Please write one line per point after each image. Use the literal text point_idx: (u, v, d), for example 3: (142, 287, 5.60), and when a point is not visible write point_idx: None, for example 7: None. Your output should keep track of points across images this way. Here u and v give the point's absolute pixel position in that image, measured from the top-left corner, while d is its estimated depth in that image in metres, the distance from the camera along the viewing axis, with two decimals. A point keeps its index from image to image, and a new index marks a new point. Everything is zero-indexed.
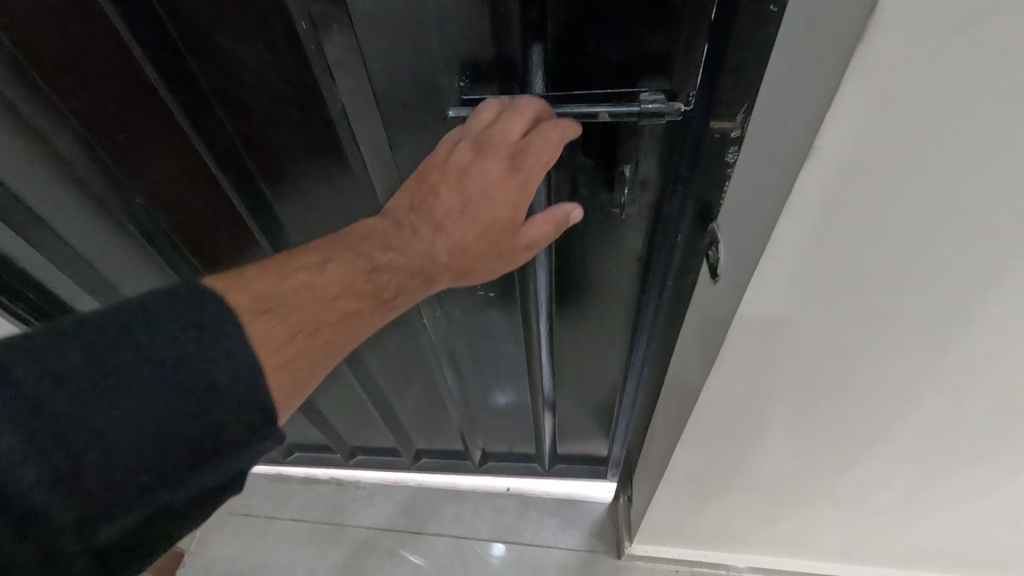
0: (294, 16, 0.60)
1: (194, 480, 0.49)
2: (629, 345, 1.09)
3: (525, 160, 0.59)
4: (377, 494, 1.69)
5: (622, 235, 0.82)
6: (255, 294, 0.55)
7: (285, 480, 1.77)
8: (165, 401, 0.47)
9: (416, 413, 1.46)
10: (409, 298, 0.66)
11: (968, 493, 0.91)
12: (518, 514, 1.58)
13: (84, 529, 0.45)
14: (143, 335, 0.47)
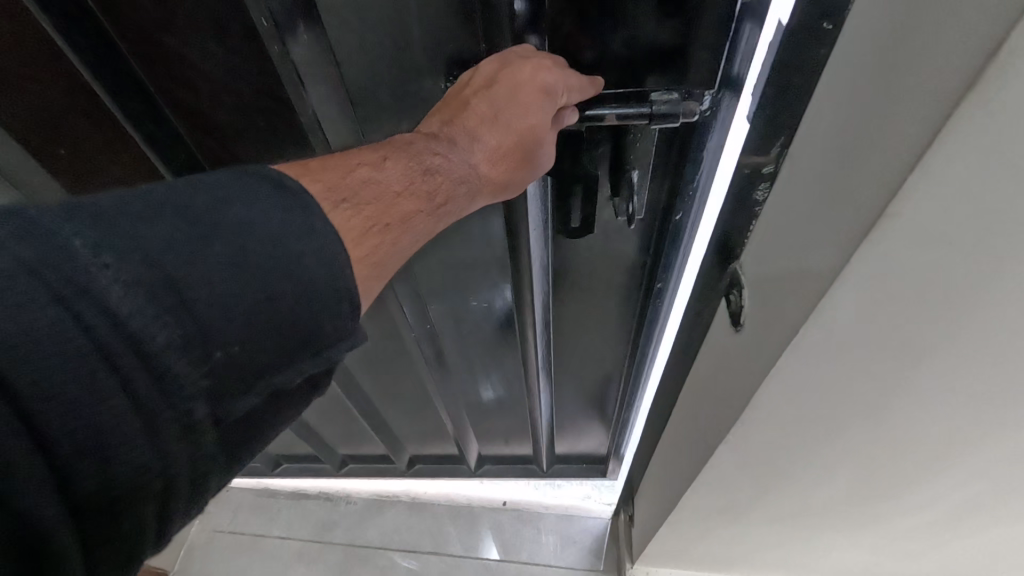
0: (250, 13, 0.51)
1: (309, 362, 0.40)
2: (632, 340, 1.00)
3: (563, 76, 0.50)
4: (369, 509, 1.62)
5: (629, 242, 0.77)
6: (322, 181, 0.43)
7: (274, 495, 1.69)
8: (282, 265, 0.37)
9: (406, 418, 1.37)
10: (460, 211, 0.54)
11: (1005, 531, 0.84)
12: (517, 530, 1.53)
13: (214, 405, 0.36)
14: (246, 194, 0.38)
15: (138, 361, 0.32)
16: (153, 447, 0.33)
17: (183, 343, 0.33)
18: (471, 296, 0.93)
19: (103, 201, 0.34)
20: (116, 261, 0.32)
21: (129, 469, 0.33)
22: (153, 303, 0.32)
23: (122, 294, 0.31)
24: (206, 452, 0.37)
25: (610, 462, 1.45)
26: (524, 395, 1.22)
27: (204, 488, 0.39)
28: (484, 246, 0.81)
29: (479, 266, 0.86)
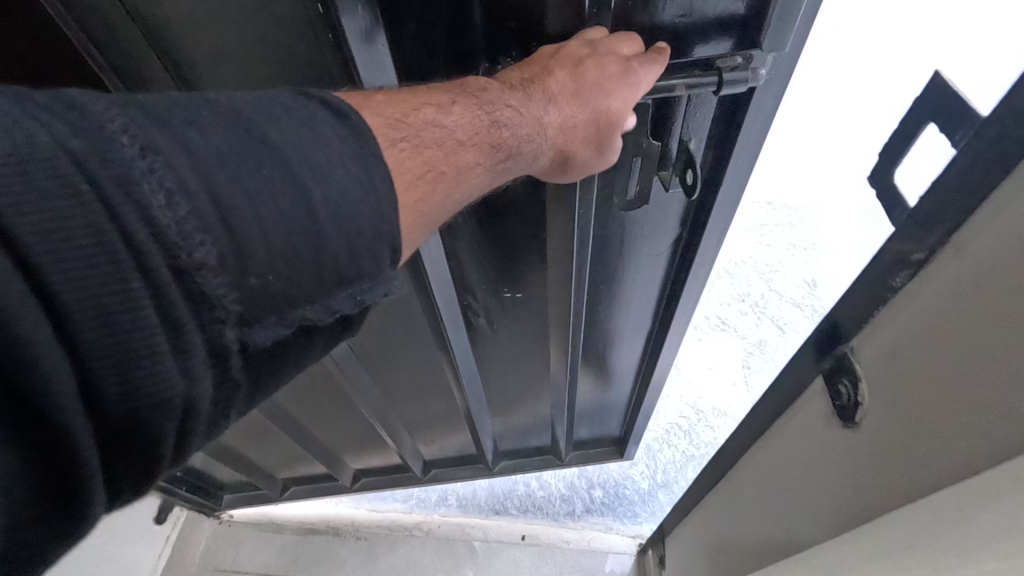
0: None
1: (339, 300, 0.41)
2: (663, 290, 1.00)
3: (645, 65, 0.53)
4: (380, 545, 1.54)
5: (661, 217, 0.82)
6: (385, 116, 0.43)
7: (278, 531, 1.58)
8: (331, 203, 0.37)
9: (422, 416, 1.28)
10: (512, 171, 0.55)
11: None
12: (536, 563, 1.48)
13: (242, 331, 0.36)
14: (306, 124, 0.38)
15: (172, 271, 0.31)
16: (182, 371, 0.33)
17: (219, 261, 0.33)
18: (503, 286, 0.94)
19: (156, 110, 0.34)
20: (165, 175, 0.31)
21: (155, 392, 0.32)
22: (198, 221, 0.32)
23: (163, 202, 0.31)
24: (227, 376, 0.37)
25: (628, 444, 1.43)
26: (549, 387, 1.23)
27: (216, 412, 0.39)
28: (523, 234, 0.82)
29: (516, 250, 0.86)
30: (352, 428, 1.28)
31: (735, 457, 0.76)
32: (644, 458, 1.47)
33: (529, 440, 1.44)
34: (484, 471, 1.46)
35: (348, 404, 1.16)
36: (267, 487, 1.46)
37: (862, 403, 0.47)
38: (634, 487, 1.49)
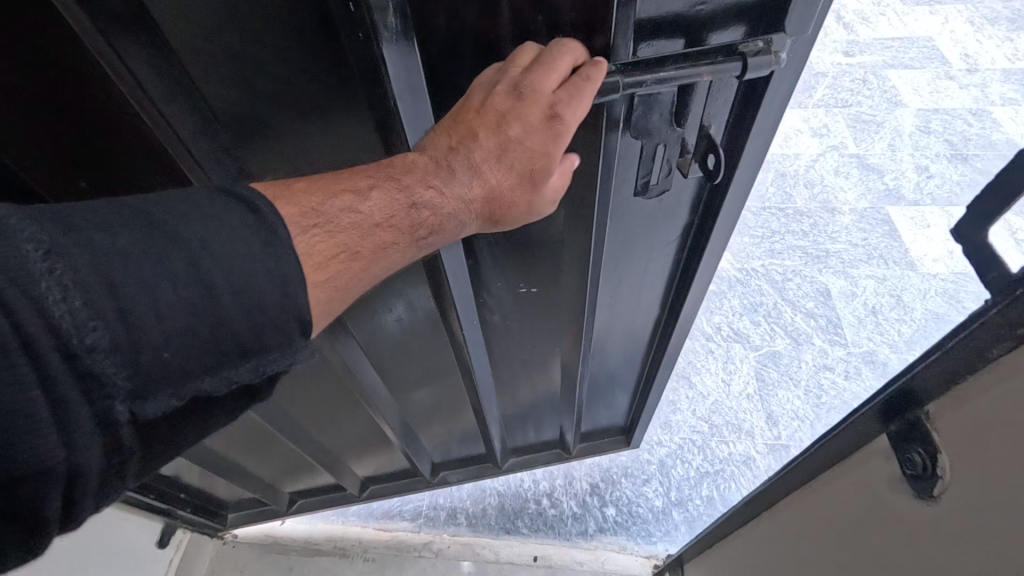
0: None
1: (241, 373, 0.44)
2: (676, 270, 0.95)
3: (569, 109, 0.52)
4: (388, 568, 1.39)
5: (673, 207, 0.80)
6: (298, 207, 0.48)
7: (284, 552, 1.46)
8: (238, 296, 0.41)
9: (426, 413, 1.20)
10: (437, 243, 0.59)
11: None
12: None
13: (136, 405, 0.38)
14: (208, 220, 0.41)
15: (65, 355, 0.34)
16: (64, 445, 0.35)
17: (113, 343, 0.36)
18: (519, 283, 0.92)
19: (67, 214, 0.37)
20: (65, 267, 0.34)
21: (37, 464, 0.34)
22: (90, 307, 0.35)
23: (57, 295, 0.33)
24: (124, 448, 0.39)
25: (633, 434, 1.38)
26: (557, 382, 1.20)
27: (116, 486, 0.42)
28: (541, 228, 0.81)
29: (541, 246, 0.85)
30: (351, 430, 1.18)
31: (789, 496, 0.66)
32: (658, 476, 1.44)
33: (537, 435, 1.37)
34: (493, 470, 1.40)
35: (348, 400, 1.06)
36: (276, 501, 1.39)
37: (943, 478, 0.43)
38: (649, 506, 1.40)
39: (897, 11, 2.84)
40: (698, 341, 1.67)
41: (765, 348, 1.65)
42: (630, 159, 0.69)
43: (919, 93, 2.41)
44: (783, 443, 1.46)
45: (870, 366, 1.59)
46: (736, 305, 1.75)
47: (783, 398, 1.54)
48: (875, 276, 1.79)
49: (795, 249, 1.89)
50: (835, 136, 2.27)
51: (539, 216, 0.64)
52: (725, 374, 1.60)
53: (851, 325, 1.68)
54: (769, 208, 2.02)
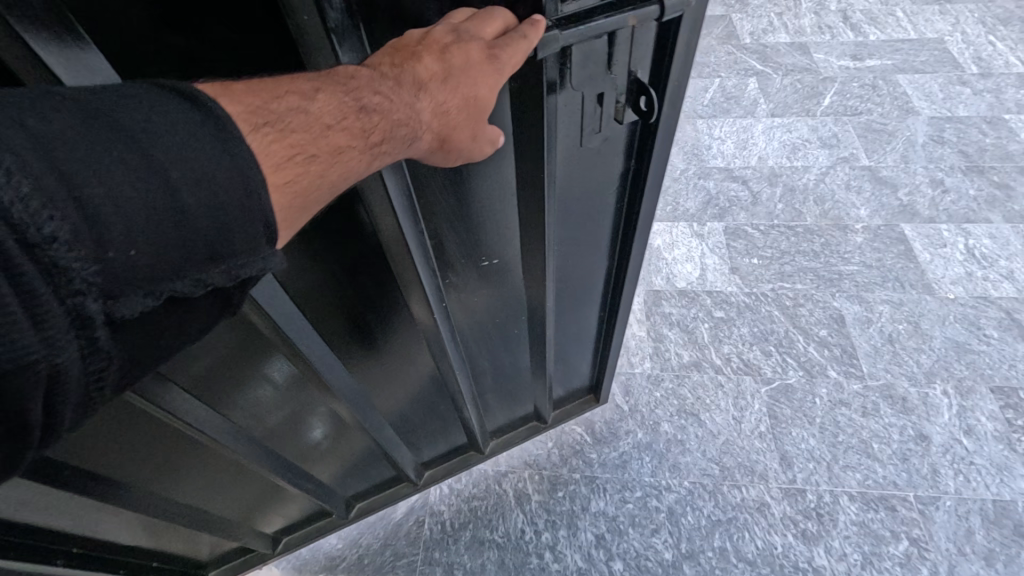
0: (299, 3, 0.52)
1: (212, 275, 0.42)
2: (620, 225, 1.02)
3: (503, 50, 0.58)
4: None
5: (612, 156, 0.87)
6: (245, 103, 0.45)
7: None
8: (193, 187, 0.39)
9: (399, 407, 1.20)
10: (387, 160, 0.57)
11: None
12: None
13: (109, 304, 0.36)
14: (152, 111, 0.39)
15: (25, 246, 0.32)
16: (43, 332, 0.33)
17: (75, 236, 0.34)
18: (480, 255, 0.95)
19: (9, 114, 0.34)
20: (9, 156, 0.32)
21: (22, 355, 0.33)
22: (48, 199, 0.33)
23: (13, 185, 0.31)
24: (103, 349, 0.37)
25: (597, 394, 1.48)
26: (533, 357, 1.26)
27: (104, 393, 0.40)
28: (504, 195, 0.86)
29: (501, 214, 0.89)
30: (317, 439, 1.13)
31: None
32: (668, 524, 1.36)
33: (512, 412, 1.43)
34: (477, 457, 1.45)
35: (312, 397, 1.01)
36: (259, 543, 1.31)
37: None
38: (658, 559, 1.32)
39: (906, 12, 2.74)
40: (707, 374, 1.59)
41: (776, 381, 1.56)
42: (573, 113, 0.75)
43: (932, 100, 2.32)
44: (798, 487, 1.38)
45: (888, 401, 1.50)
46: (746, 334, 1.66)
47: (797, 437, 1.46)
48: (890, 300, 1.70)
49: (806, 271, 1.80)
50: (846, 146, 2.17)
51: (478, 150, 0.68)
52: (736, 412, 1.52)
53: (866, 356, 1.59)
54: (778, 226, 1.92)
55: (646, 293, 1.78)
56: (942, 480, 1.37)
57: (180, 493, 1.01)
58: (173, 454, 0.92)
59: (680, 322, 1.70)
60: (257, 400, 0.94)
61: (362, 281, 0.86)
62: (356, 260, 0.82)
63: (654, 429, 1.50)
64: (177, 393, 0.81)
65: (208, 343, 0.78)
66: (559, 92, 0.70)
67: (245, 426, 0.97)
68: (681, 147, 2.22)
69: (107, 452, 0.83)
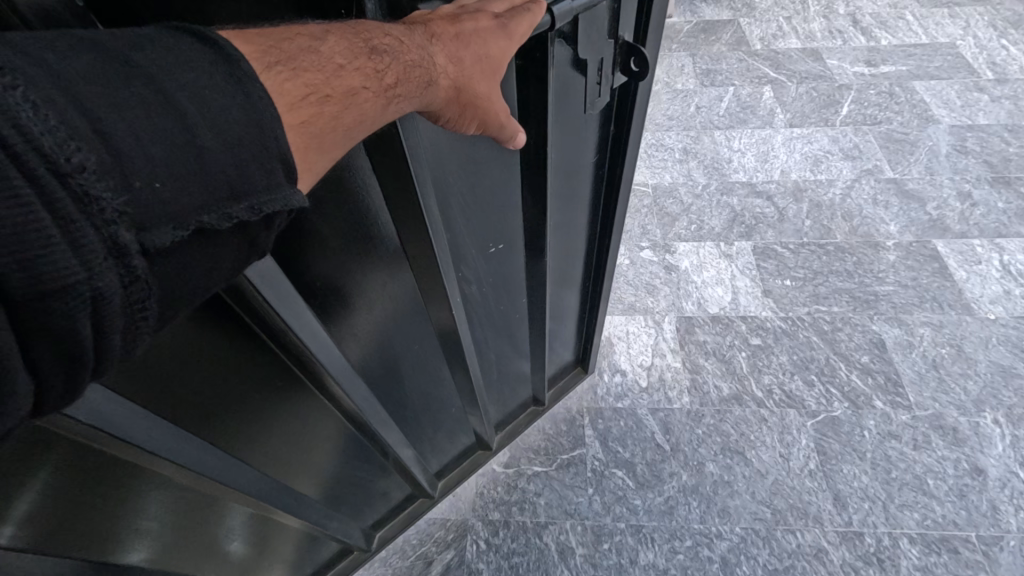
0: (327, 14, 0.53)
1: (238, 209, 0.37)
2: (600, 198, 1.08)
3: (517, 26, 0.59)
4: None
5: (594, 128, 0.93)
6: (253, 43, 0.41)
7: None
8: (205, 114, 0.35)
9: (411, 415, 1.13)
10: (402, 108, 0.52)
11: None
12: None
13: (142, 235, 0.32)
14: (169, 49, 0.35)
15: (56, 172, 0.28)
16: (80, 263, 0.29)
17: (102, 165, 0.30)
18: (489, 242, 0.94)
19: (23, 45, 0.30)
20: (28, 85, 0.28)
21: (55, 276, 0.28)
22: (68, 126, 0.29)
23: (32, 111, 0.27)
24: (140, 287, 0.32)
25: (588, 364, 1.53)
26: (530, 341, 1.27)
27: (140, 343, 0.35)
28: (511, 177, 0.87)
29: (506, 197, 0.89)
30: (334, 470, 1.05)
31: None
32: None
33: (512, 402, 1.43)
34: (485, 455, 1.45)
35: (320, 411, 0.91)
36: None
37: None
38: None
39: (915, 15, 2.70)
40: (749, 408, 1.51)
41: (822, 413, 1.50)
42: (571, 80, 0.79)
43: (950, 107, 2.28)
44: (855, 530, 1.32)
45: (939, 432, 1.44)
46: (786, 363, 1.59)
47: (849, 475, 1.39)
48: (931, 322, 1.65)
49: (841, 292, 1.73)
50: (869, 157, 2.11)
51: (496, 118, 0.65)
52: (783, 448, 1.45)
53: (913, 385, 1.53)
54: (808, 244, 1.86)
55: (678, 320, 1.70)
56: (1003, 517, 1.31)
57: (193, 558, 0.89)
58: (185, 516, 0.82)
59: (716, 351, 1.63)
60: (258, 424, 0.83)
61: (378, 280, 0.82)
62: (370, 260, 0.78)
63: (699, 470, 1.42)
64: (159, 425, 0.67)
65: (218, 368, 0.71)
66: (559, 58, 0.74)
67: (245, 459, 0.84)
68: (700, 161, 2.15)
69: (115, 528, 0.72)
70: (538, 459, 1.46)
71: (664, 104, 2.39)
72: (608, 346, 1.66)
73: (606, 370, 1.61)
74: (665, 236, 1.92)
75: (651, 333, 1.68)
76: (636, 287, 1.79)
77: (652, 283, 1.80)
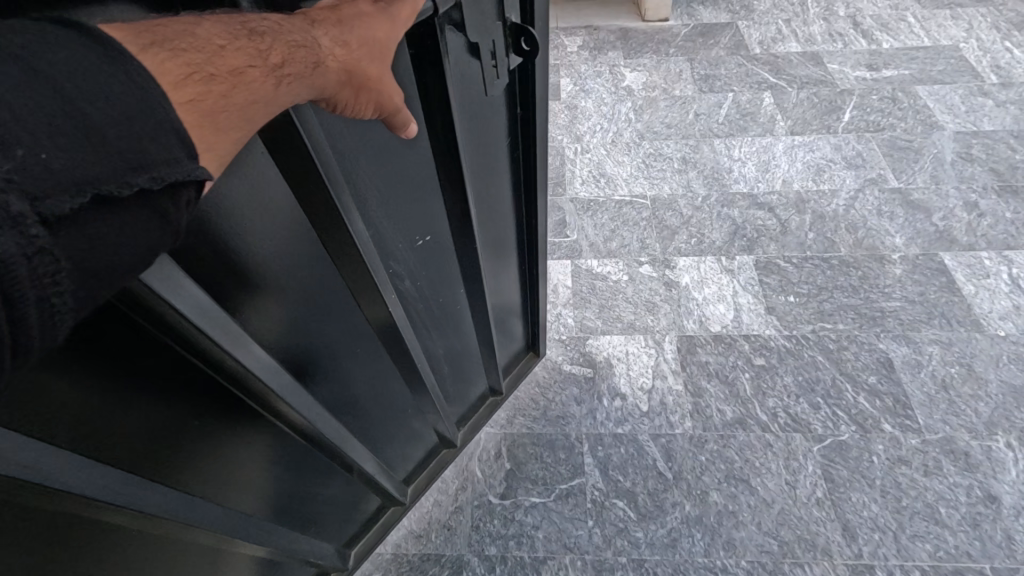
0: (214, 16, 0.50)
1: (139, 178, 0.34)
2: (520, 178, 1.10)
3: (399, 10, 0.58)
4: None
5: (500, 112, 0.95)
6: (109, 29, 0.36)
7: None
8: (84, 90, 0.32)
9: (369, 426, 1.10)
10: (299, 93, 0.48)
11: None
12: None
13: (39, 203, 0.29)
14: (27, 30, 0.32)
15: None
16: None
17: None
18: (415, 235, 0.92)
19: None
20: None
21: None
22: None
23: None
24: (49, 258, 0.30)
25: (538, 348, 1.58)
26: (476, 332, 1.27)
27: (61, 322, 0.32)
28: (425, 167, 0.86)
29: (423, 187, 0.88)
30: (296, 492, 1.01)
31: None
32: None
33: (467, 397, 1.43)
34: (450, 455, 1.45)
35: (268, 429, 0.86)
36: None
37: None
38: None
39: (916, 17, 2.65)
40: (754, 433, 1.46)
41: (828, 438, 1.45)
42: (469, 65, 0.81)
43: (955, 113, 2.22)
44: (865, 562, 1.27)
45: (949, 457, 1.40)
46: (791, 384, 1.54)
47: (858, 504, 1.34)
48: (940, 340, 1.60)
49: (847, 308, 1.68)
50: (872, 166, 2.06)
51: (399, 104, 0.62)
52: (789, 475, 1.39)
53: (923, 407, 1.48)
54: (812, 258, 1.81)
55: (679, 339, 1.65)
56: (1019, 549, 1.26)
57: None
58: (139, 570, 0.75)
59: (719, 372, 1.58)
60: (203, 453, 0.76)
61: (313, 289, 0.78)
62: (300, 267, 0.74)
63: (702, 499, 1.37)
64: (84, 464, 0.60)
65: (151, 399, 0.66)
66: (453, 46, 0.75)
67: (196, 492, 0.78)
68: (699, 171, 2.09)
69: None
70: (536, 490, 1.41)
71: (661, 112, 2.33)
72: (607, 368, 1.60)
73: (605, 394, 1.56)
74: (665, 251, 1.86)
75: (652, 354, 1.63)
76: (636, 304, 1.74)
77: (652, 301, 1.74)
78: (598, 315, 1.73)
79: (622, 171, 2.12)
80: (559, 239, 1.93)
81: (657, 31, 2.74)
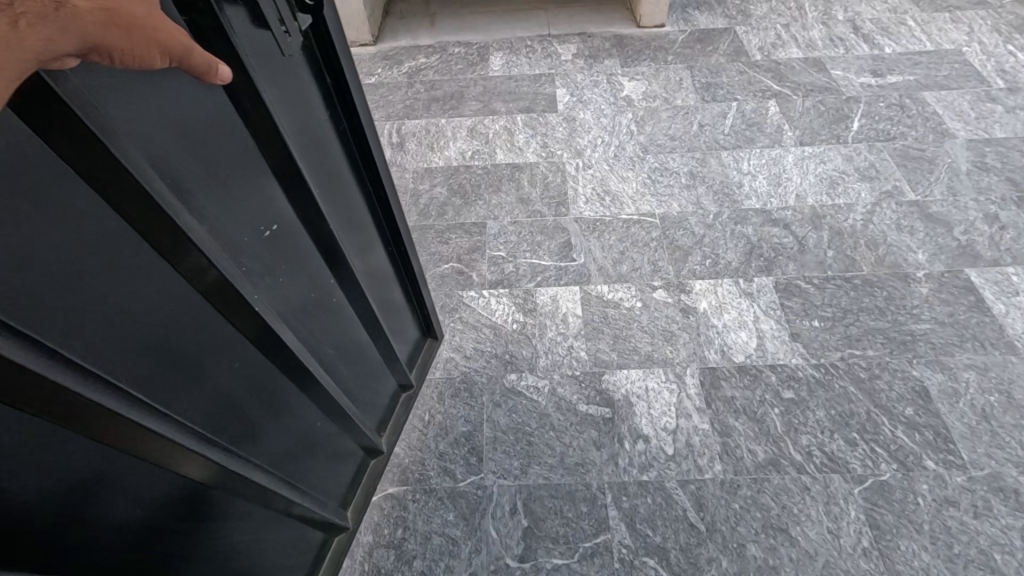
0: None
1: None
2: (363, 148, 1.06)
3: None
4: None
5: (313, 81, 0.90)
6: None
7: None
8: None
9: (282, 452, 1.02)
10: (50, 37, 0.45)
11: None
12: None
13: None
14: None
15: None
16: None
17: None
18: (263, 226, 0.86)
19: None
20: None
21: None
22: None
23: None
24: None
25: (434, 330, 1.57)
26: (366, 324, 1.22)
27: None
28: (249, 151, 0.81)
29: (257, 175, 0.83)
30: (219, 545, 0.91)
31: None
32: None
33: (379, 401, 1.38)
34: (381, 463, 1.39)
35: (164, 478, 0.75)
36: None
37: None
38: None
39: (916, 21, 2.59)
40: (789, 475, 1.35)
41: (869, 478, 1.34)
42: (261, 37, 0.76)
43: (964, 119, 2.16)
44: None
45: (999, 496, 1.30)
46: (824, 419, 1.44)
47: (907, 552, 1.24)
48: (975, 364, 1.51)
49: (875, 333, 1.58)
50: (886, 177, 1.98)
51: (185, 41, 0.57)
52: (831, 523, 1.29)
53: (966, 441, 1.38)
54: (834, 279, 1.71)
55: (701, 372, 1.54)
56: None
57: None
58: None
59: (747, 408, 1.46)
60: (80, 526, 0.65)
61: (166, 306, 0.71)
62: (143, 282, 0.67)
63: (740, 553, 1.26)
64: None
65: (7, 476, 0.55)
66: (235, 19, 0.70)
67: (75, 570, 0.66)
68: (708, 186, 1.99)
69: None
70: (557, 550, 1.28)
71: (665, 123, 2.23)
72: (627, 408, 1.48)
73: (628, 437, 1.43)
74: (679, 273, 1.75)
75: (673, 389, 1.51)
76: (652, 334, 1.62)
77: (669, 330, 1.63)
78: (613, 347, 1.60)
79: (627, 188, 2.00)
80: (565, 263, 1.80)
81: (654, 37, 2.63)
